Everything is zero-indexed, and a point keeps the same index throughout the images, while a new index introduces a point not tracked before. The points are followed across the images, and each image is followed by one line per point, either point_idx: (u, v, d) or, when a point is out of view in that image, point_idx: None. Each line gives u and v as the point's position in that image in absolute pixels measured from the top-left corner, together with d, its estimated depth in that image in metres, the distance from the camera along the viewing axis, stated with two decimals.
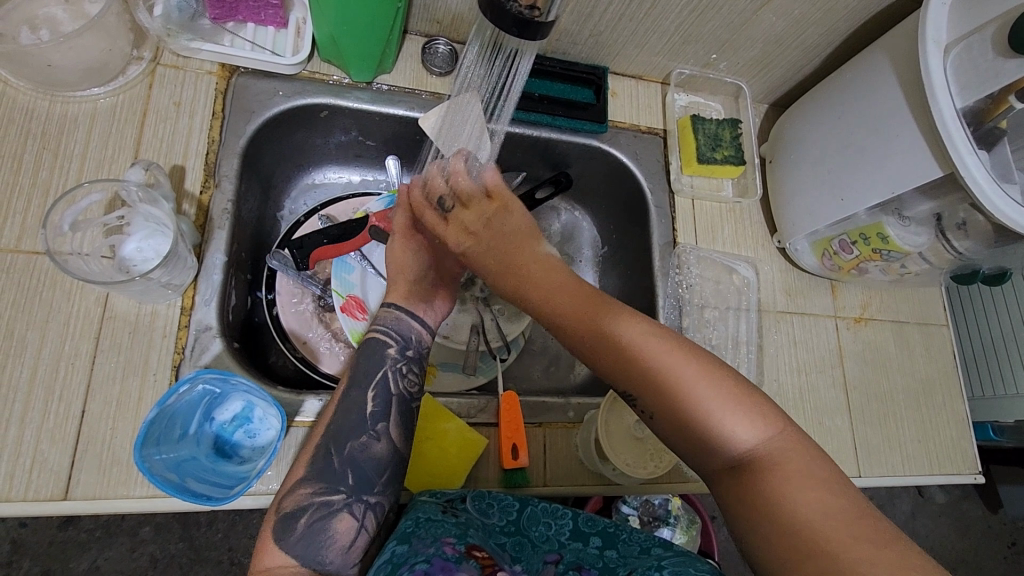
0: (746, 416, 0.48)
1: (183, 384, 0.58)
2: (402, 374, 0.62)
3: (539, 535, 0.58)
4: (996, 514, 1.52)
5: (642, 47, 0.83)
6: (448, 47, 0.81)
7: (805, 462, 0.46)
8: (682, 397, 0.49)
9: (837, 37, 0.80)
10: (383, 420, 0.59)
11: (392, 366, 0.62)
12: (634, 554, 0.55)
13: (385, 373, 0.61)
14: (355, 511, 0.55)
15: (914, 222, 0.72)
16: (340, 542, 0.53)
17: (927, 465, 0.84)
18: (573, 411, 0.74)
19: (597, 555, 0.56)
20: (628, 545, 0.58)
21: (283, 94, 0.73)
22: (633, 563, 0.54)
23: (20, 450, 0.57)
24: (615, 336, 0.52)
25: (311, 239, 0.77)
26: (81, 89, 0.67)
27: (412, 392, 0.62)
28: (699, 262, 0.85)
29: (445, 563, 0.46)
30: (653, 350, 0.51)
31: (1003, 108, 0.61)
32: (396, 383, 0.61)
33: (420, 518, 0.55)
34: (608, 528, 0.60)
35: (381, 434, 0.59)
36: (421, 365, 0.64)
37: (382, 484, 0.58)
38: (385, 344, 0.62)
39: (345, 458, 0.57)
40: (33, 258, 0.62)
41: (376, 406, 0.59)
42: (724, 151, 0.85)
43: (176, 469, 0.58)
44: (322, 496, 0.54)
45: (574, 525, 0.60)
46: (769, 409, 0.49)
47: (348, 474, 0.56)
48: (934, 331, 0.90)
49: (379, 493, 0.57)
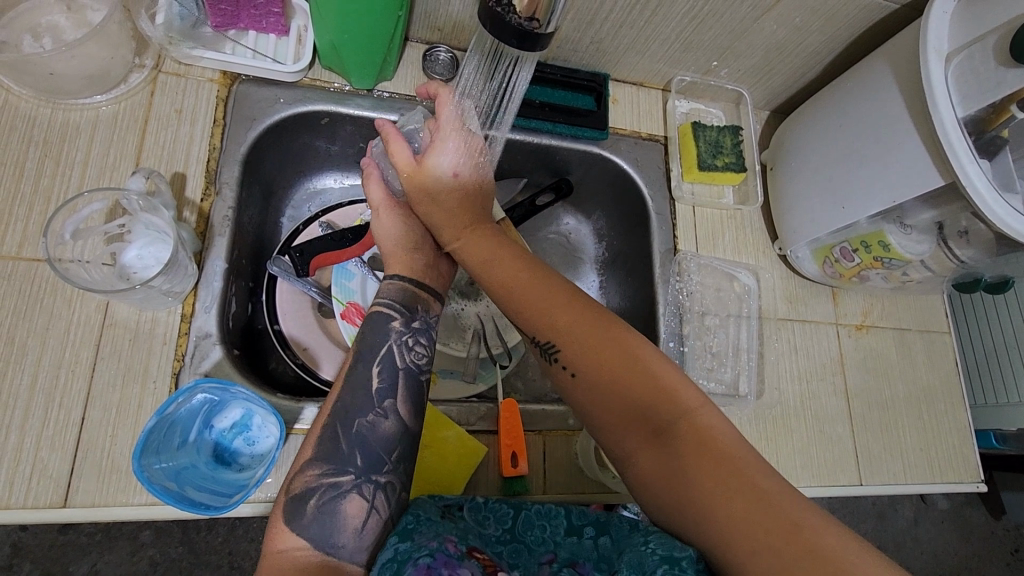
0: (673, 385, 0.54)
1: (183, 393, 0.58)
2: (408, 346, 0.62)
3: (535, 539, 0.58)
4: (1000, 520, 1.51)
5: (643, 54, 0.83)
6: (448, 55, 0.80)
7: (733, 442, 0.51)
8: (611, 363, 0.55)
9: (838, 45, 0.80)
10: (391, 396, 0.59)
11: (397, 339, 0.62)
12: (626, 535, 0.57)
13: (389, 346, 0.62)
14: (365, 492, 0.55)
15: (916, 230, 0.72)
16: (351, 524, 0.53)
17: (929, 473, 0.84)
18: (573, 419, 0.74)
19: (591, 547, 0.57)
20: (620, 527, 0.59)
21: (284, 102, 0.73)
22: (625, 544, 0.55)
23: (19, 457, 0.57)
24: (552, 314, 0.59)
25: (312, 246, 0.75)
26: (83, 96, 0.68)
27: (420, 365, 0.63)
28: (700, 269, 0.85)
29: (448, 559, 0.47)
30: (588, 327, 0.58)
31: (1004, 117, 0.61)
32: (402, 357, 0.62)
33: (421, 517, 0.54)
34: (601, 517, 0.60)
35: (387, 411, 0.59)
36: (427, 335, 0.65)
37: (391, 463, 0.57)
38: (389, 317, 0.63)
39: (352, 437, 0.56)
40: (34, 266, 0.62)
41: (382, 382, 0.60)
42: (724, 158, 0.85)
43: (175, 478, 0.58)
44: (330, 478, 0.54)
45: (568, 521, 0.60)
46: (693, 387, 0.55)
47: (356, 454, 0.56)
48: (936, 339, 0.90)
49: (388, 473, 0.57)
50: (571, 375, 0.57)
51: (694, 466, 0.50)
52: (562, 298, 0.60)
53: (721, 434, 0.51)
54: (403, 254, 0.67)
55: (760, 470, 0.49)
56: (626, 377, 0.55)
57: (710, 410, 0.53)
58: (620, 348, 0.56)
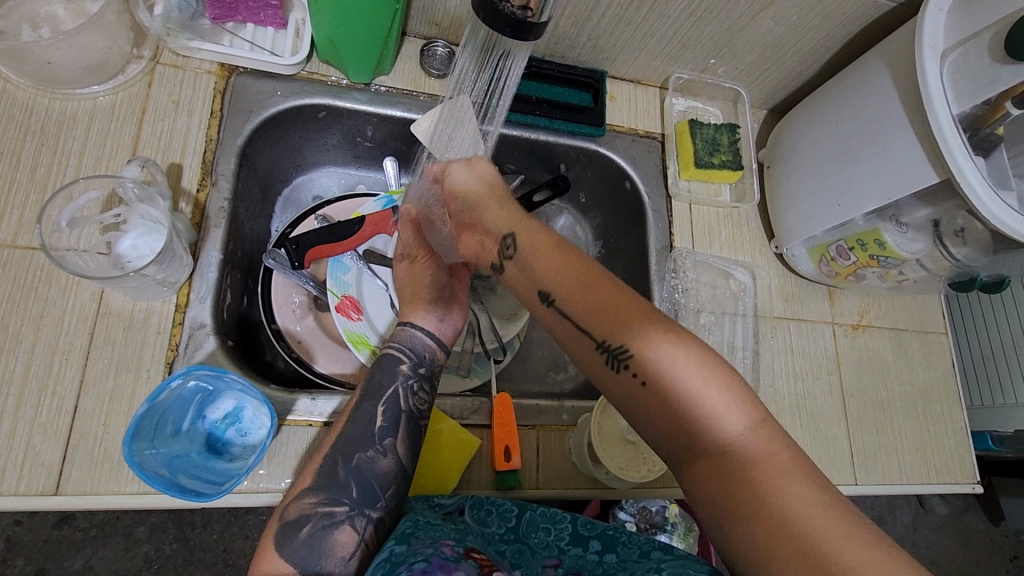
0: (728, 399, 0.45)
1: (175, 379, 0.58)
2: (412, 390, 0.62)
3: (538, 542, 0.60)
4: (998, 526, 1.50)
5: (641, 51, 0.83)
6: (445, 49, 0.81)
7: (789, 455, 0.43)
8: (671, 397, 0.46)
9: (835, 43, 0.80)
10: (391, 435, 0.59)
11: (403, 383, 0.62)
12: (635, 558, 0.55)
13: (395, 388, 0.61)
14: (356, 525, 0.55)
15: (912, 228, 0.72)
16: (339, 553, 0.52)
17: (924, 473, 0.83)
18: (567, 414, 0.74)
19: (597, 561, 0.56)
20: (628, 548, 0.57)
21: (282, 94, 0.74)
22: (632, 568, 0.54)
23: (11, 445, 0.57)
24: (631, 329, 0.49)
25: (308, 238, 0.74)
26: (80, 86, 0.68)
27: (422, 410, 0.62)
28: (696, 266, 0.85)
29: (443, 562, 0.47)
30: (679, 361, 0.46)
31: (999, 115, 0.61)
32: (406, 400, 0.61)
33: (420, 522, 0.56)
34: (608, 531, 0.60)
35: (387, 450, 0.58)
36: (432, 381, 0.64)
37: (384, 499, 0.57)
38: (397, 360, 0.63)
39: (350, 469, 0.56)
40: (29, 253, 0.62)
41: (384, 422, 0.59)
42: (721, 156, 0.86)
43: (168, 465, 0.58)
44: (325, 507, 0.54)
45: (574, 529, 0.61)
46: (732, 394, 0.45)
47: (353, 486, 0.56)
48: (932, 339, 0.90)
49: (382, 508, 0.56)
50: (640, 383, 0.47)
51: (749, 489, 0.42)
52: (642, 324, 0.49)
53: (774, 467, 0.42)
54: (412, 299, 0.66)
55: (806, 499, 0.40)
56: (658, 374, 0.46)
57: (760, 430, 0.44)
58: (699, 382, 0.45)
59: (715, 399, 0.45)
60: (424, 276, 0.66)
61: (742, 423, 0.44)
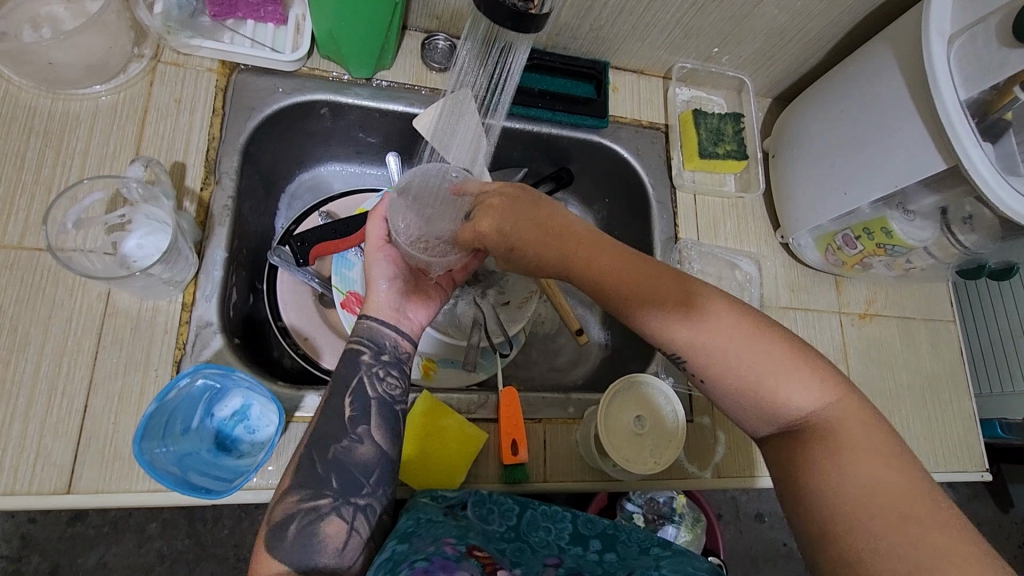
0: (809, 383, 0.51)
1: (183, 378, 0.58)
2: (380, 377, 0.61)
3: (539, 540, 0.60)
4: (1007, 513, 1.49)
5: (643, 41, 0.82)
6: (447, 43, 0.80)
7: (862, 418, 0.50)
8: (758, 376, 0.51)
9: (841, 29, 0.79)
10: (364, 422, 0.59)
11: (368, 370, 0.61)
12: (634, 555, 0.58)
13: (361, 379, 0.60)
14: (345, 513, 0.55)
15: (919, 216, 0.71)
16: (332, 545, 0.53)
17: (934, 463, 0.83)
18: (573, 407, 0.74)
19: (597, 560, 0.57)
20: (627, 545, 0.60)
21: (283, 91, 0.74)
22: (631, 564, 0.56)
23: (23, 445, 0.57)
24: (699, 312, 0.53)
25: (312, 235, 0.74)
26: (83, 86, 0.68)
27: (394, 395, 0.62)
28: (702, 257, 0.84)
29: (445, 562, 0.48)
30: (736, 335, 0.52)
31: (1008, 99, 0.60)
32: (375, 387, 0.61)
33: (421, 519, 0.56)
34: (608, 530, 0.62)
35: (362, 437, 0.58)
36: (400, 367, 0.63)
37: (370, 485, 0.57)
38: (359, 351, 0.62)
39: (328, 463, 0.56)
40: (36, 254, 0.62)
41: (354, 410, 0.59)
42: (725, 146, 0.85)
43: (179, 463, 0.59)
44: (310, 501, 0.54)
45: (574, 529, 0.62)
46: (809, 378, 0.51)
47: (334, 478, 0.56)
48: (940, 327, 0.89)
49: (368, 494, 0.57)
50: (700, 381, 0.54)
51: (815, 461, 0.48)
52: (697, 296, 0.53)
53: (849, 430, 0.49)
54: (377, 291, 0.64)
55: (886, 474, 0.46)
56: (741, 359, 0.51)
57: (833, 400, 0.50)
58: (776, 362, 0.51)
59: (797, 382, 0.51)
60: (388, 267, 0.64)
61: (817, 392, 0.50)
